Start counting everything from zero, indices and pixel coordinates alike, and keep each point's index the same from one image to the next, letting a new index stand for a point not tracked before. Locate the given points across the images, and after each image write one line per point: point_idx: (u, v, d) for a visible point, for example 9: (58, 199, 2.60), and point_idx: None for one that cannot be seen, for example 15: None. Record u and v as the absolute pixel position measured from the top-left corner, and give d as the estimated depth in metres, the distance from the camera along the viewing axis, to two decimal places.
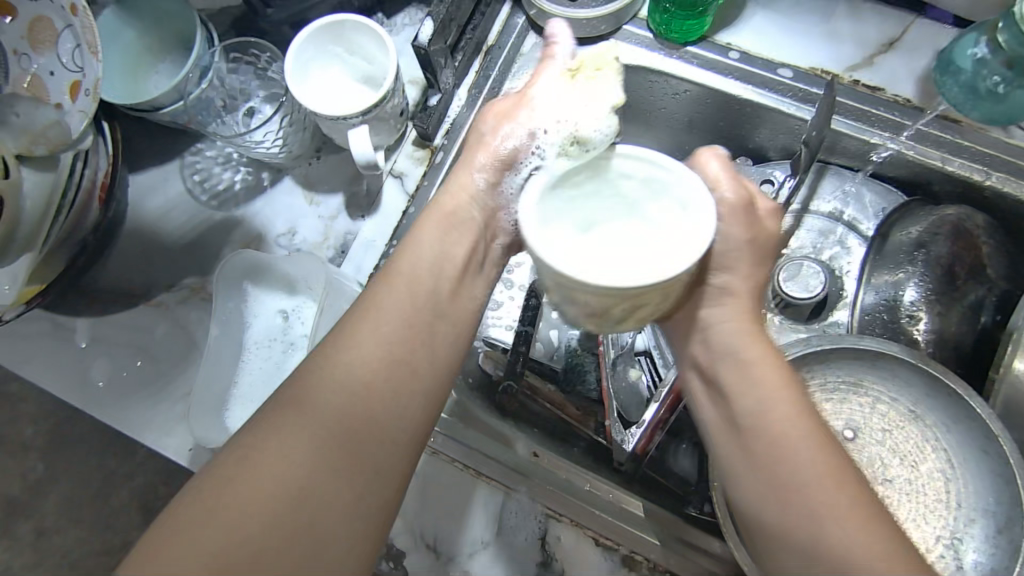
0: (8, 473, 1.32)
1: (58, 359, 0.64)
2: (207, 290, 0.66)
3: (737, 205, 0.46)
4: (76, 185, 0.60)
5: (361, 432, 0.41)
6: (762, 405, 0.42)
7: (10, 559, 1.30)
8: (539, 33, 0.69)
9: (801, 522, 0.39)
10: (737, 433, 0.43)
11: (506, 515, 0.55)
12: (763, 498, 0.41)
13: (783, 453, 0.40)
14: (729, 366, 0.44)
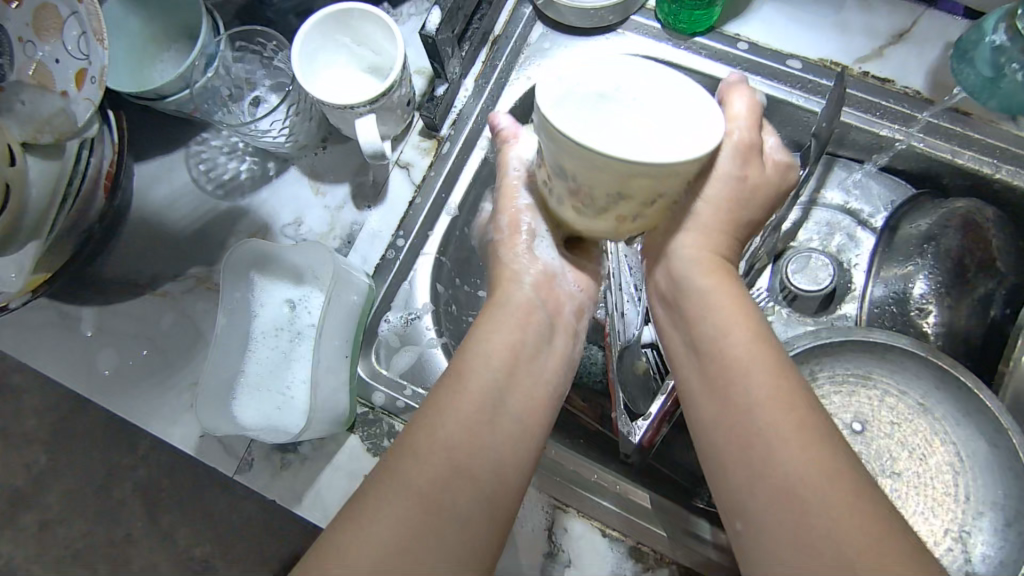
0: (13, 462, 1.33)
1: (63, 349, 0.64)
2: (213, 280, 0.65)
3: (747, 141, 0.47)
4: (82, 174, 0.60)
5: (464, 464, 0.40)
6: (721, 335, 0.43)
7: (15, 547, 1.31)
8: (546, 24, 0.69)
9: (751, 446, 0.39)
10: (699, 364, 0.44)
11: (513, 507, 0.55)
12: (718, 426, 0.41)
13: (738, 381, 0.41)
14: (696, 302, 0.45)
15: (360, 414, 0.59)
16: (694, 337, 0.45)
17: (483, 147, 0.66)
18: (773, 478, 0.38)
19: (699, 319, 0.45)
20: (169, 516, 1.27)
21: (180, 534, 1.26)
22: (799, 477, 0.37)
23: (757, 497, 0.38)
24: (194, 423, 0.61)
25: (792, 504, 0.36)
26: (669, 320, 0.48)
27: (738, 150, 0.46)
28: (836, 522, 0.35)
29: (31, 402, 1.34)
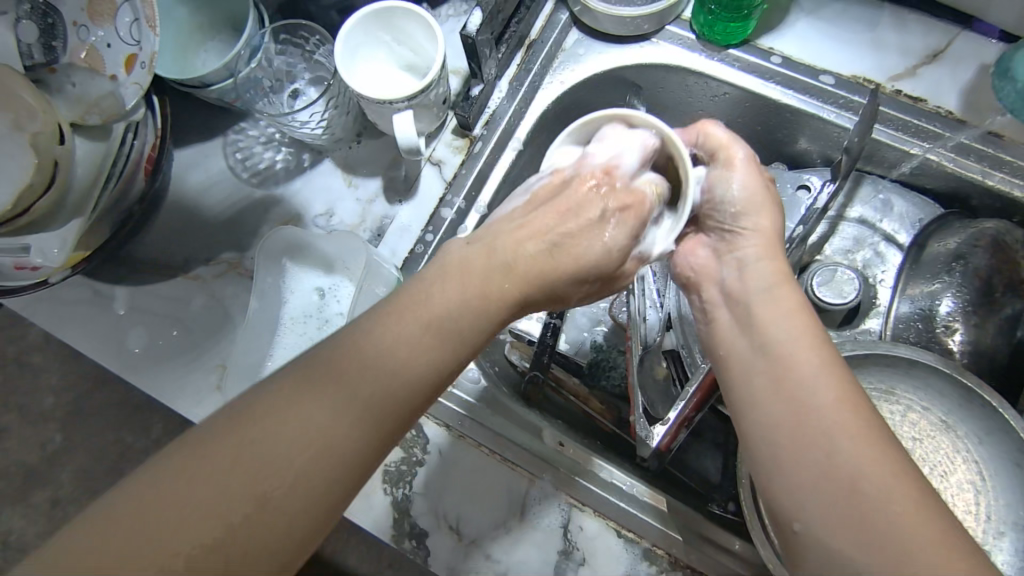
0: (28, 440, 1.35)
1: (96, 325, 0.66)
2: (244, 265, 0.67)
3: (750, 160, 0.50)
4: (126, 156, 0.61)
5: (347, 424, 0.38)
6: (784, 333, 0.44)
7: (26, 524, 1.33)
8: (582, 30, 0.70)
9: (816, 442, 0.40)
10: (762, 360, 0.45)
11: (530, 503, 0.56)
12: (780, 423, 0.42)
13: (804, 380, 0.42)
14: (760, 301, 0.47)
15: None
16: (762, 338, 0.45)
17: (515, 146, 0.68)
18: (838, 472, 0.39)
19: (762, 318, 0.46)
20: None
21: None
22: (867, 474, 0.39)
23: (822, 493, 0.39)
24: (220, 405, 0.62)
25: (859, 499, 0.38)
26: (728, 314, 0.49)
27: (748, 164, 0.50)
28: (903, 521, 0.37)
29: (49, 382, 1.36)
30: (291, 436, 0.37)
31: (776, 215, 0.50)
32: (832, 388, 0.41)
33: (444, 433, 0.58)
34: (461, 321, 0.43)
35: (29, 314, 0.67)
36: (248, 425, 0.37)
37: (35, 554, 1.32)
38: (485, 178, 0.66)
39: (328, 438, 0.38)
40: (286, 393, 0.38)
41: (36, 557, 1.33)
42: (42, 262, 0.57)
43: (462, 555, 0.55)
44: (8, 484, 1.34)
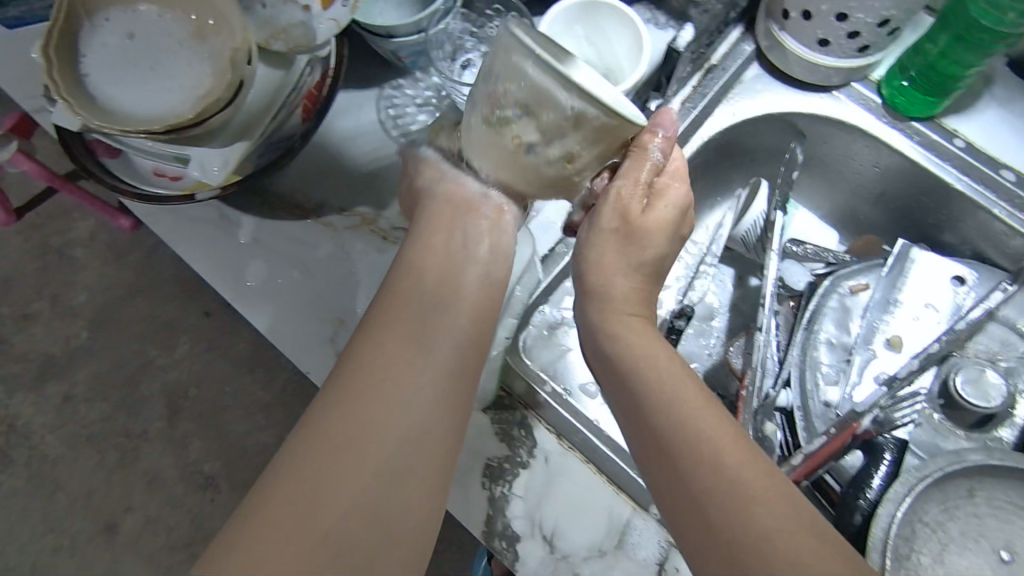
0: (55, 331, 1.34)
1: (218, 249, 0.65)
2: (378, 224, 0.65)
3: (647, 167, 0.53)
4: (296, 87, 0.59)
5: (374, 360, 0.48)
6: (685, 415, 0.46)
7: (34, 413, 1.31)
8: (762, 65, 0.68)
9: (728, 525, 0.41)
10: (644, 443, 0.47)
11: (630, 532, 0.55)
12: (679, 513, 0.44)
13: (689, 464, 0.44)
14: (658, 380, 0.48)
15: (501, 399, 0.60)
16: (641, 416, 0.48)
17: None
18: (762, 550, 0.40)
19: (651, 401, 0.47)
20: (185, 427, 1.30)
21: (193, 444, 1.29)
22: (789, 541, 0.40)
23: (759, 572, 0.39)
24: (330, 359, 0.62)
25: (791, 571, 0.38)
26: (622, 395, 0.50)
27: (646, 166, 0.53)
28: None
29: (87, 280, 1.35)
30: (379, 403, 0.46)
31: (651, 233, 0.54)
32: (739, 467, 0.43)
33: (555, 441, 0.58)
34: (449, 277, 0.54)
35: (152, 223, 0.67)
36: (334, 412, 0.45)
37: (34, 445, 1.30)
38: None
39: (383, 364, 0.48)
40: (349, 384, 0.47)
41: (35, 448, 1.30)
42: (201, 177, 0.57)
43: (551, 566, 0.55)
44: (22, 370, 1.32)
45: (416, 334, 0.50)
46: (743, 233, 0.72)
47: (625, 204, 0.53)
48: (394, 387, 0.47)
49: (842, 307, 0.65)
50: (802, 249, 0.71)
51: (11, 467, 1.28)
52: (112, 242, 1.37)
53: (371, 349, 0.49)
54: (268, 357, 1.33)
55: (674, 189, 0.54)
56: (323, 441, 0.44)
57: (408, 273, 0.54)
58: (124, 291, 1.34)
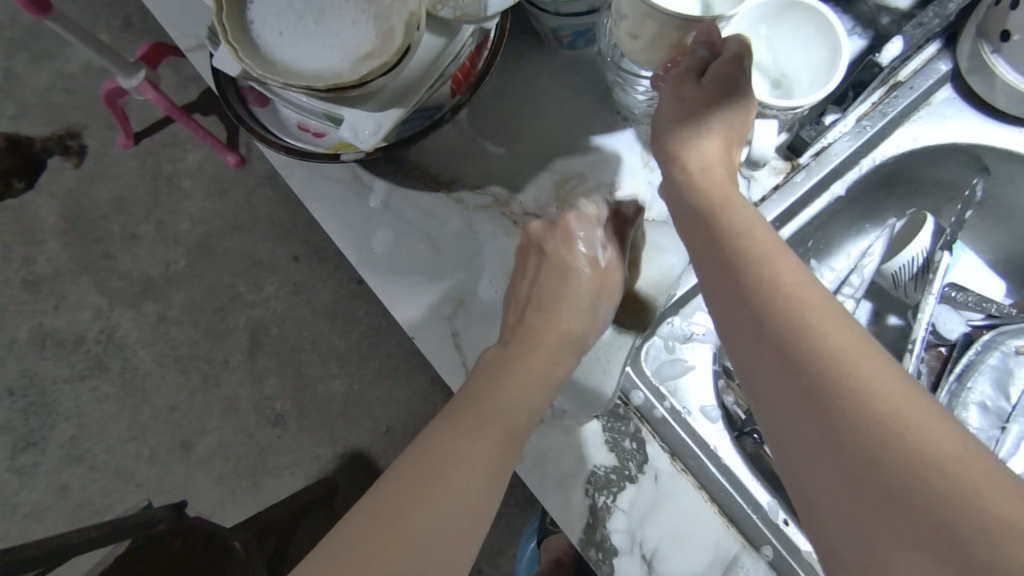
0: (156, 253, 1.39)
1: (348, 210, 0.65)
2: (510, 207, 0.63)
3: (716, 87, 0.51)
4: (454, 56, 0.57)
5: (456, 430, 0.46)
6: (771, 279, 0.41)
7: (131, 328, 1.38)
8: (957, 88, 0.61)
9: (820, 395, 0.35)
10: (750, 321, 0.40)
11: (735, 569, 0.52)
12: (787, 402, 0.36)
13: (805, 340, 0.37)
14: (744, 244, 0.43)
15: (616, 407, 0.57)
16: (747, 295, 0.41)
17: (836, 190, 0.62)
18: (890, 437, 0.32)
19: (737, 265, 0.43)
20: (265, 363, 1.35)
21: (271, 381, 1.34)
22: (918, 427, 0.32)
23: (895, 465, 0.31)
24: (446, 339, 0.61)
25: (898, 445, 0.31)
26: (708, 265, 0.45)
27: (715, 88, 0.51)
28: (943, 475, 0.30)
29: (192, 209, 1.40)
30: (450, 491, 0.42)
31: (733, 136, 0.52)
32: (831, 337, 0.37)
33: (667, 461, 0.55)
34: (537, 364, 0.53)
35: (287, 174, 0.67)
36: (404, 495, 0.41)
37: (129, 357, 1.37)
38: (792, 212, 0.61)
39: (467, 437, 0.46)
40: (434, 451, 0.44)
41: (129, 360, 1.38)
42: (353, 140, 0.56)
43: None
44: (124, 286, 1.39)
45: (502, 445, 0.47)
46: (894, 271, 0.65)
47: (686, 103, 0.52)
48: (470, 484, 0.43)
49: (1003, 367, 0.59)
50: (964, 297, 0.64)
51: (107, 374, 1.37)
52: (217, 176, 1.40)
53: (455, 422, 0.47)
54: (351, 309, 1.34)
55: (740, 76, 0.50)
56: (391, 506, 0.41)
57: (505, 388, 0.50)
58: (224, 224, 1.39)
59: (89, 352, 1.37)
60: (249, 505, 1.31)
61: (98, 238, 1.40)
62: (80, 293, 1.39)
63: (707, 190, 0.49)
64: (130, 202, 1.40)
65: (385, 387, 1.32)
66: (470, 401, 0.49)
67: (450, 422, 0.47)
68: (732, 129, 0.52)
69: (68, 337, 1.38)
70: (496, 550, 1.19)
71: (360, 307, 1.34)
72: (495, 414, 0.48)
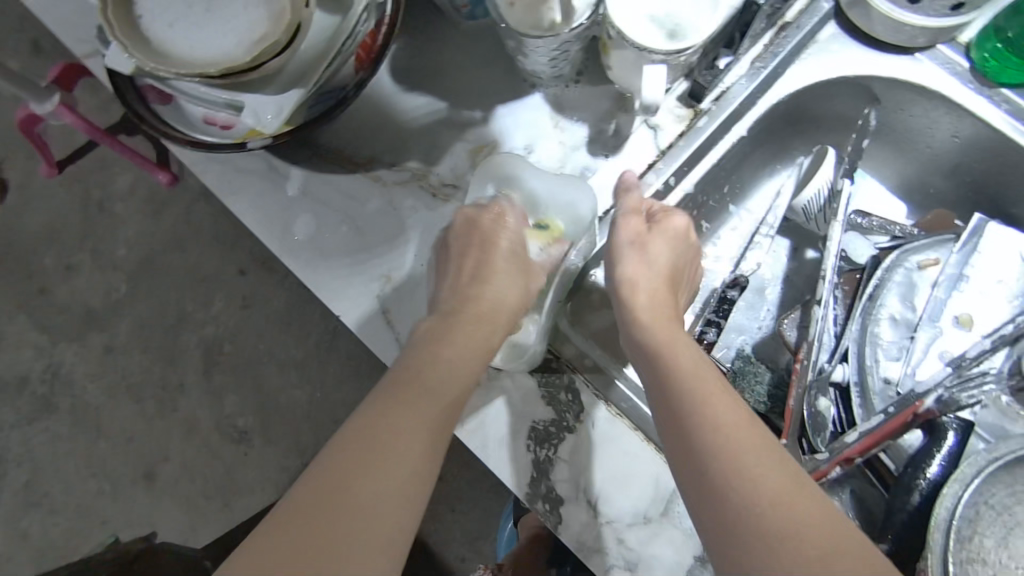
0: (95, 282, 1.35)
1: (267, 200, 0.65)
2: (428, 180, 0.64)
3: (672, 226, 0.57)
4: (354, 37, 0.58)
5: (374, 429, 0.43)
6: (676, 365, 0.49)
7: (78, 363, 1.34)
8: (840, 23, 0.64)
9: (721, 477, 0.42)
10: (669, 404, 0.47)
11: (676, 501, 0.54)
12: (698, 474, 0.43)
13: (708, 424, 0.44)
14: (656, 336, 0.51)
15: (547, 360, 0.58)
16: (663, 386, 0.48)
17: (739, 131, 0.64)
18: (777, 517, 0.39)
19: (679, 383, 0.47)
20: (222, 380, 1.32)
21: (230, 398, 1.32)
22: (795, 507, 0.40)
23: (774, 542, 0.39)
24: (377, 317, 0.61)
25: (821, 573, 0.37)
26: (636, 353, 0.52)
27: (666, 227, 0.57)
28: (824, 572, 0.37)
29: (127, 232, 1.36)
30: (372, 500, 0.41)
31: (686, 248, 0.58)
32: (762, 471, 0.42)
33: (602, 407, 0.57)
34: (466, 333, 0.51)
35: (200, 171, 0.66)
36: (335, 484, 0.41)
37: (79, 392, 1.33)
38: (699, 154, 0.62)
39: (387, 440, 0.43)
40: (349, 451, 0.42)
41: (79, 395, 1.34)
42: (256, 125, 0.54)
43: (595, 531, 0.54)
44: (65, 319, 1.34)
45: (436, 436, 0.46)
46: (804, 204, 0.69)
47: (639, 233, 0.57)
48: (406, 477, 0.42)
49: (907, 282, 0.63)
50: (867, 221, 0.68)
51: (58, 412, 1.32)
52: (150, 196, 1.37)
53: (375, 420, 0.44)
54: (302, 315, 1.33)
55: (673, 221, 0.58)
56: (303, 514, 0.39)
57: (434, 369, 0.48)
58: (163, 245, 1.35)
59: (36, 392, 1.33)
60: (220, 525, 1.29)
61: (31, 274, 1.35)
62: (20, 333, 1.34)
63: (635, 277, 0.55)
64: (61, 233, 1.36)
65: (346, 390, 1.30)
66: (397, 392, 0.46)
67: (381, 409, 0.45)
68: (646, 242, 0.56)
69: (11, 378, 1.33)
70: (476, 537, 1.19)
71: (313, 312, 1.32)
72: (430, 410, 0.46)
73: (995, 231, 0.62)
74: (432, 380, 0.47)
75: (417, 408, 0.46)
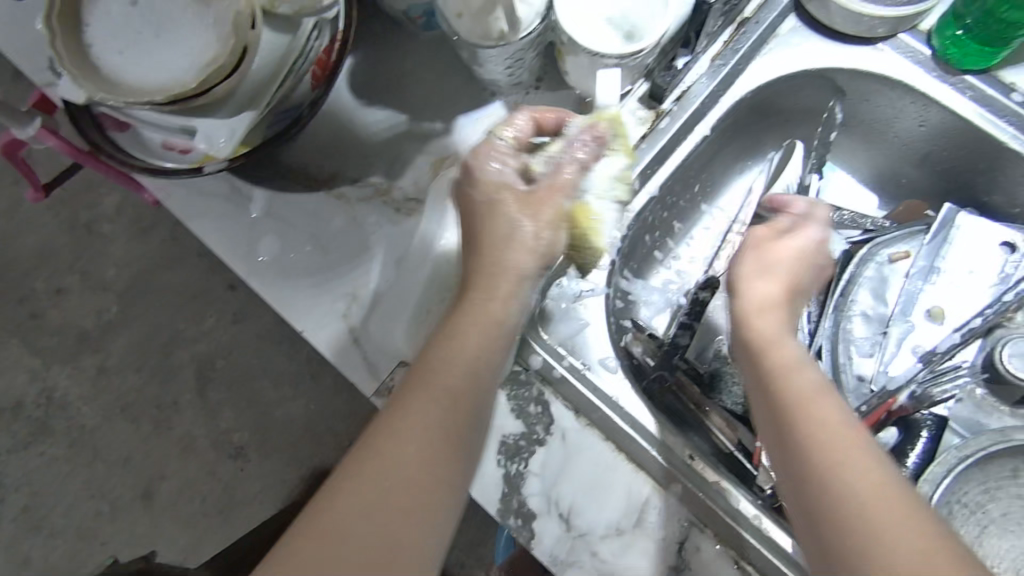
0: (87, 304, 1.35)
1: (231, 222, 0.64)
2: (392, 195, 0.63)
3: (818, 241, 0.54)
4: (305, 55, 0.57)
5: (387, 431, 0.41)
6: (785, 380, 0.45)
7: (72, 385, 1.33)
8: (801, 17, 0.63)
9: (832, 505, 0.39)
10: (777, 423, 0.44)
11: (650, 511, 0.54)
12: (811, 499, 0.40)
13: (823, 444, 0.41)
14: (763, 353, 0.48)
15: (514, 373, 0.58)
16: (774, 405, 0.45)
17: (703, 130, 0.63)
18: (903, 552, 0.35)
19: (782, 396, 0.44)
20: (218, 396, 1.32)
21: (226, 414, 1.32)
22: (921, 542, 0.35)
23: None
24: (345, 335, 0.60)
25: None
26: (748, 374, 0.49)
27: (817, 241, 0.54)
28: None
29: (115, 253, 1.36)
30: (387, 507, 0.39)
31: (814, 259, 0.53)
32: (880, 493, 0.38)
33: (572, 417, 0.56)
34: (470, 312, 0.46)
35: (163, 196, 0.65)
36: (348, 494, 0.39)
37: (74, 415, 1.33)
38: (663, 157, 0.62)
39: (404, 443, 0.41)
40: (364, 458, 0.40)
41: (75, 418, 1.33)
42: (212, 151, 0.54)
43: (569, 545, 0.54)
44: (57, 343, 1.34)
45: (451, 433, 0.43)
46: None
47: (761, 250, 0.54)
48: (421, 474, 0.41)
49: (880, 277, 0.62)
50: (838, 216, 0.67)
51: (55, 436, 1.32)
52: (137, 216, 1.36)
53: (393, 423, 0.42)
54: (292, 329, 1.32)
55: (817, 233, 0.54)
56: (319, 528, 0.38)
57: (445, 358, 0.44)
58: (152, 265, 1.35)
59: (31, 416, 1.33)
60: (220, 541, 1.28)
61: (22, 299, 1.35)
62: (14, 358, 1.34)
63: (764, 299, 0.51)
64: (48, 257, 1.36)
65: (339, 402, 1.29)
66: (415, 390, 0.43)
67: (398, 408, 0.42)
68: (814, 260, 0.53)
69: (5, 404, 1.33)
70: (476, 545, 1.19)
71: None
72: (447, 399, 0.43)
73: (969, 220, 0.61)
74: (451, 368, 0.44)
75: (438, 408, 0.43)
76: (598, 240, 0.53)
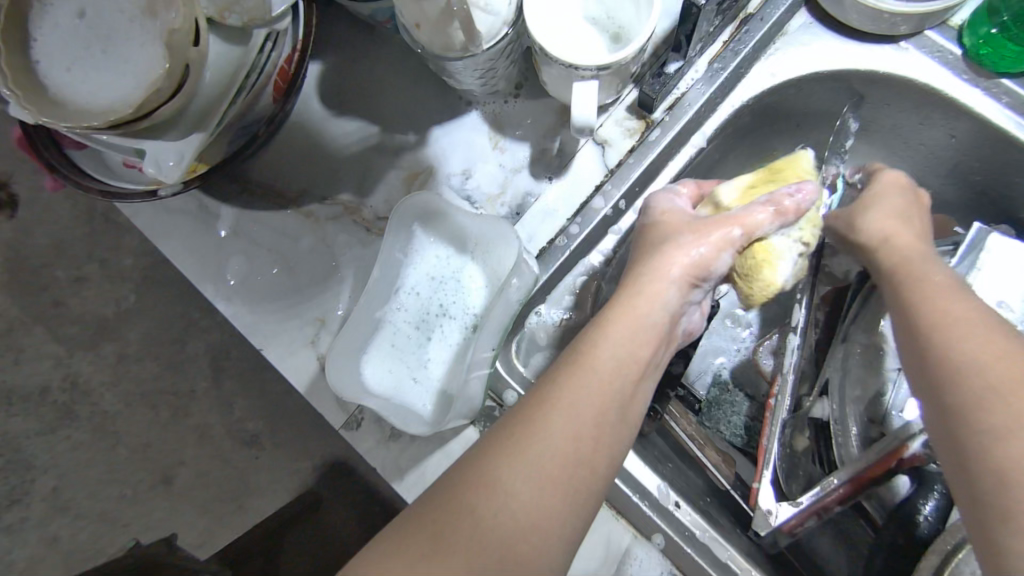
0: (100, 292, 1.25)
1: (198, 241, 0.61)
2: (362, 214, 0.60)
3: (893, 183, 0.51)
4: (260, 68, 0.53)
5: (531, 425, 0.41)
6: (929, 305, 0.42)
7: (87, 371, 1.25)
8: (812, 12, 0.56)
9: (963, 426, 0.37)
10: (912, 346, 0.41)
11: (629, 562, 0.52)
12: (944, 414, 0.38)
13: (954, 363, 0.38)
14: (923, 301, 0.42)
15: (488, 409, 0.54)
16: (914, 323, 0.42)
17: (698, 142, 0.58)
18: None
19: (915, 312, 0.42)
20: (232, 385, 1.23)
21: (240, 402, 1.23)
22: None
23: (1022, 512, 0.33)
24: (312, 363, 0.58)
25: None
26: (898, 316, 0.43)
27: (890, 185, 0.51)
28: None
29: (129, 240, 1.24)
30: (527, 490, 0.38)
31: (905, 207, 0.50)
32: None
33: None
34: (612, 322, 0.45)
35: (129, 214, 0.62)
36: (490, 478, 0.39)
37: (94, 402, 1.26)
38: (651, 173, 0.56)
39: (547, 438, 0.40)
40: (505, 442, 0.40)
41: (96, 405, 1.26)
42: (157, 175, 0.51)
43: None
44: (78, 332, 1.25)
45: (601, 430, 0.41)
46: None
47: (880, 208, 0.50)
48: (568, 463, 0.40)
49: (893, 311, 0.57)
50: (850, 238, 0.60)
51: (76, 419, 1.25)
52: None
53: (542, 413, 0.41)
54: None
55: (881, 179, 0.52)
56: (457, 507, 0.38)
57: (599, 348, 0.44)
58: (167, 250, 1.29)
59: (55, 404, 1.25)
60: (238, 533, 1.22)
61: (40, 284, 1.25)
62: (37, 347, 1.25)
63: (902, 256, 0.46)
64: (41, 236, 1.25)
65: None
66: (555, 391, 0.42)
67: (548, 394, 0.42)
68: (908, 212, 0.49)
69: (25, 393, 1.25)
70: None
71: None
72: (606, 383, 0.43)
73: (999, 242, 0.54)
74: (608, 364, 0.43)
75: (597, 407, 0.42)
76: (772, 272, 0.50)
